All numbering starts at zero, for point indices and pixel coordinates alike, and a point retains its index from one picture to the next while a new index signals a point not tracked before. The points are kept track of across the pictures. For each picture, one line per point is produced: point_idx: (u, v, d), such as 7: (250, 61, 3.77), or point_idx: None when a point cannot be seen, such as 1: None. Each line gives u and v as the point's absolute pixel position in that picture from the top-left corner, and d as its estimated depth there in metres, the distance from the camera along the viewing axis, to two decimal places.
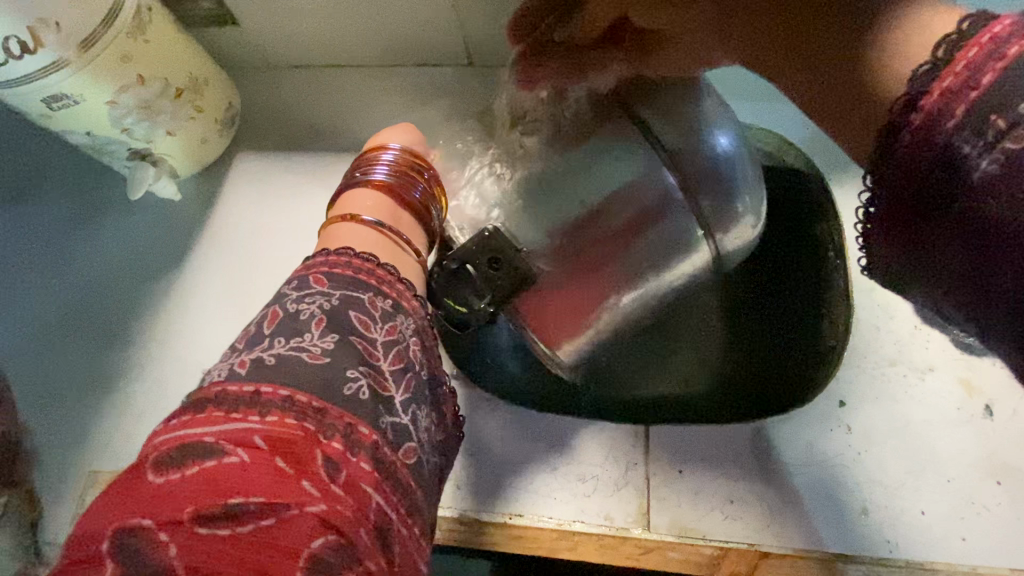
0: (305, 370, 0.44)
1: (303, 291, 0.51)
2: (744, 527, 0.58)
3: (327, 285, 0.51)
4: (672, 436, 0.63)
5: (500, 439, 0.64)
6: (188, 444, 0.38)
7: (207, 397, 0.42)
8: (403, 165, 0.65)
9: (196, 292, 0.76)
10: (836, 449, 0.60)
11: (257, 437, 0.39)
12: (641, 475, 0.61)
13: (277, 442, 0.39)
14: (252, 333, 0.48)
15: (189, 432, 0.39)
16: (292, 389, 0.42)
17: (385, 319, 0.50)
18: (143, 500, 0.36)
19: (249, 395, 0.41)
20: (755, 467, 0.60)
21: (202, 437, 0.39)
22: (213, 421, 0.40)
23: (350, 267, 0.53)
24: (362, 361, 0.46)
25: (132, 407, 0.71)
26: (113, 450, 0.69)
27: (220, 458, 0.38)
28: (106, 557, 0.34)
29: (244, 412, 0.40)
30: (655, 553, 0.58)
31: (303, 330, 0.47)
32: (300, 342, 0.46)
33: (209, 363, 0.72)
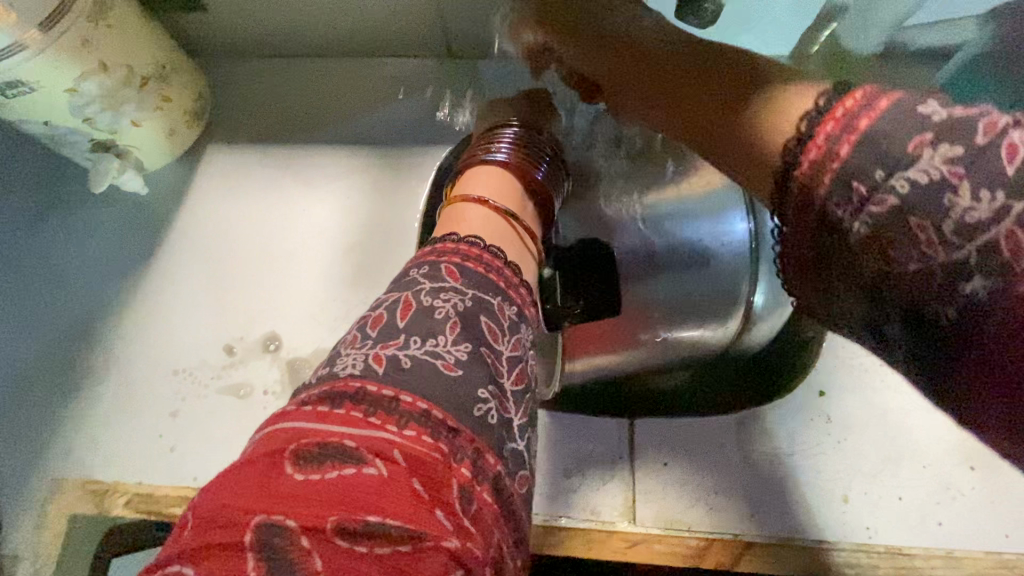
0: (441, 381, 0.40)
1: (436, 281, 0.47)
2: (728, 518, 0.58)
3: (461, 280, 0.47)
4: (657, 429, 0.62)
5: (572, 455, 0.62)
6: (328, 444, 0.34)
7: (349, 390, 0.38)
8: (529, 148, 0.64)
9: (165, 290, 0.73)
10: (817, 439, 0.60)
11: (397, 452, 0.35)
12: (626, 468, 0.61)
13: (416, 461, 0.35)
14: (384, 320, 0.43)
15: (333, 427, 0.35)
16: (430, 403, 0.38)
17: (512, 331, 0.47)
18: (279, 498, 0.32)
19: (390, 402, 0.37)
20: (738, 457, 0.60)
21: (344, 441, 0.35)
22: (357, 423, 0.36)
23: (478, 263, 0.50)
24: (490, 379, 0.42)
25: (98, 411, 0.68)
26: (78, 457, 0.66)
27: (362, 467, 0.34)
28: (242, 553, 0.30)
29: (383, 419, 0.36)
30: (640, 547, 0.58)
31: (438, 331, 0.43)
32: (435, 345, 0.42)
33: (180, 364, 0.69)
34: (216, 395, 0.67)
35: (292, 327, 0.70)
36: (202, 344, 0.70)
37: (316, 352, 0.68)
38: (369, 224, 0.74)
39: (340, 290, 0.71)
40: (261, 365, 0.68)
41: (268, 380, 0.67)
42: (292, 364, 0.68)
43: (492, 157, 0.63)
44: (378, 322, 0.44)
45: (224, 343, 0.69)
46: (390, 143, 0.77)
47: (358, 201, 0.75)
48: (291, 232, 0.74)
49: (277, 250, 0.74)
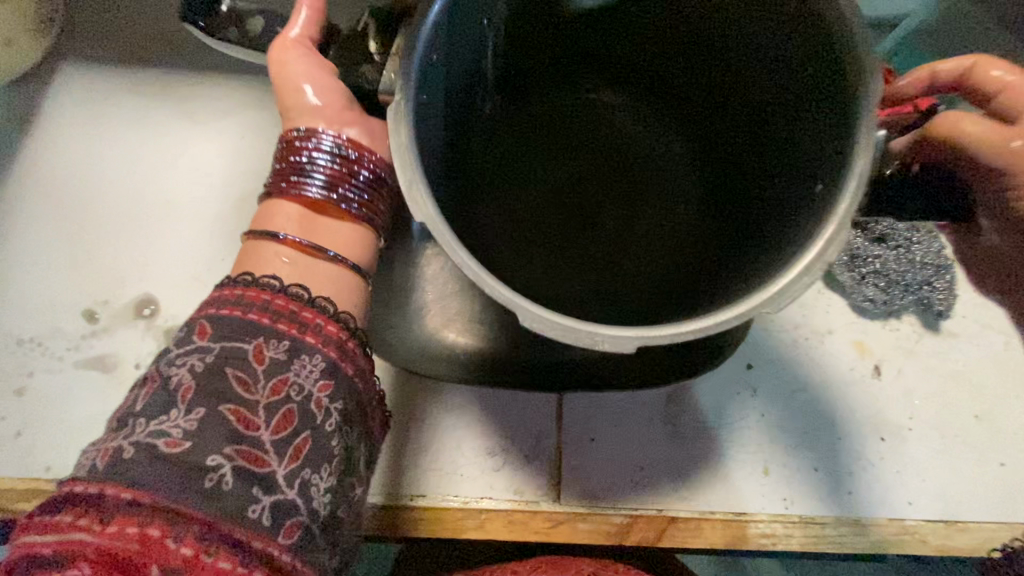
0: (163, 470, 0.33)
1: (186, 342, 0.38)
2: (653, 493, 0.56)
3: (211, 336, 0.37)
4: (584, 402, 0.59)
5: (492, 429, 0.58)
6: (46, 537, 0.31)
7: (75, 496, 0.32)
8: (351, 160, 0.44)
9: (5, 242, 0.59)
10: (742, 413, 0.60)
11: (93, 553, 0.30)
12: (552, 444, 0.58)
13: (124, 553, 0.31)
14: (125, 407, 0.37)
15: (47, 533, 0.31)
16: (142, 491, 0.32)
17: (271, 372, 0.37)
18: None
19: (106, 494, 0.32)
20: (666, 431, 0.59)
21: (46, 546, 0.31)
22: (69, 536, 0.31)
23: (254, 312, 0.39)
24: (227, 436, 0.35)
25: None
26: None
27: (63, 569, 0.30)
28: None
29: (88, 514, 0.31)
30: (565, 525, 0.55)
31: (172, 404, 0.35)
32: (163, 424, 0.34)
33: (28, 331, 0.57)
34: (77, 370, 0.56)
35: (172, 290, 0.59)
36: (58, 308, 0.58)
37: None
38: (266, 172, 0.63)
39: (230, 247, 0.61)
40: (133, 334, 0.57)
41: (142, 351, 0.57)
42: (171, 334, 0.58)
43: (296, 183, 0.43)
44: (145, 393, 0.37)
45: (82, 308, 0.58)
46: None
47: (253, 144, 0.64)
48: (171, 178, 0.62)
49: (153, 198, 0.62)
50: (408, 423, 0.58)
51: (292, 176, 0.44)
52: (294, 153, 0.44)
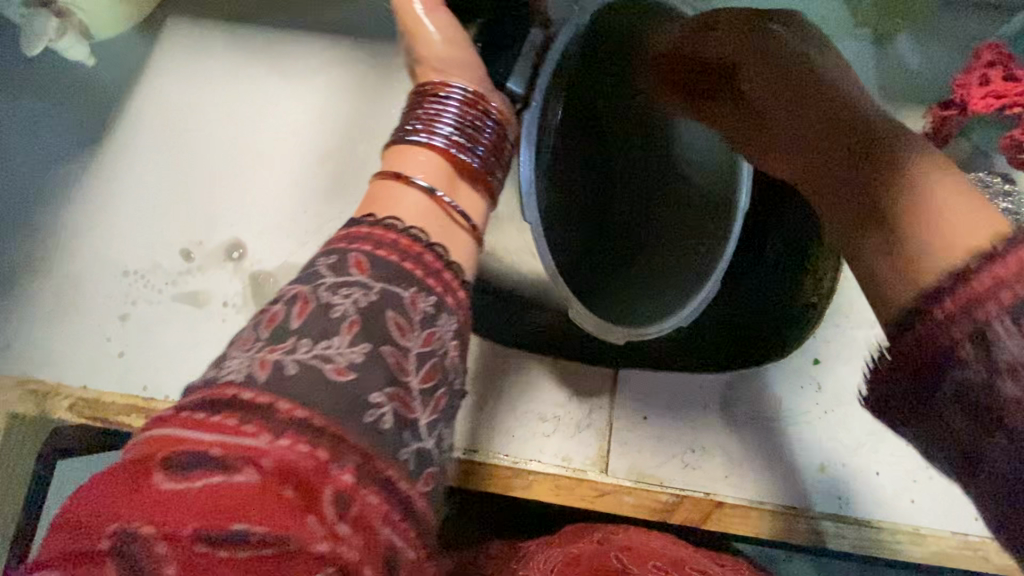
0: (330, 392, 0.33)
1: (340, 273, 0.37)
2: (702, 476, 0.56)
3: (368, 272, 0.37)
4: (639, 380, 0.59)
5: (546, 396, 0.59)
6: (197, 439, 0.29)
7: (222, 395, 0.31)
8: (481, 115, 0.47)
9: (117, 181, 0.65)
10: (804, 408, 0.58)
11: (265, 460, 0.29)
12: (604, 417, 0.59)
13: (295, 467, 0.29)
14: (279, 319, 0.36)
15: (199, 431, 0.29)
16: (312, 410, 0.31)
17: (424, 323, 0.37)
18: (128, 494, 0.27)
19: (267, 404, 0.31)
20: (720, 417, 0.58)
21: (207, 445, 0.29)
22: (231, 431, 0.30)
23: (396, 253, 0.39)
24: (387, 379, 0.35)
25: (41, 307, 0.62)
26: (21, 353, 0.61)
27: (228, 471, 0.28)
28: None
29: (257, 424, 0.30)
30: (611, 496, 0.56)
31: (332, 331, 0.35)
32: (328, 345, 0.34)
33: (133, 262, 0.63)
34: (172, 303, 0.62)
35: (259, 236, 0.63)
36: (158, 245, 0.63)
37: (284, 267, 0.63)
38: (350, 132, 0.66)
39: (314, 201, 0.64)
40: (223, 275, 0.62)
41: (230, 291, 0.62)
42: (256, 277, 0.62)
43: (428, 137, 0.45)
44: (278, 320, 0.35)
45: (180, 246, 0.63)
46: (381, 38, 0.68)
47: (338, 101, 0.67)
48: (263, 131, 0.66)
49: (245, 149, 0.66)
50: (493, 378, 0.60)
51: (424, 131, 0.46)
52: (429, 109, 0.47)
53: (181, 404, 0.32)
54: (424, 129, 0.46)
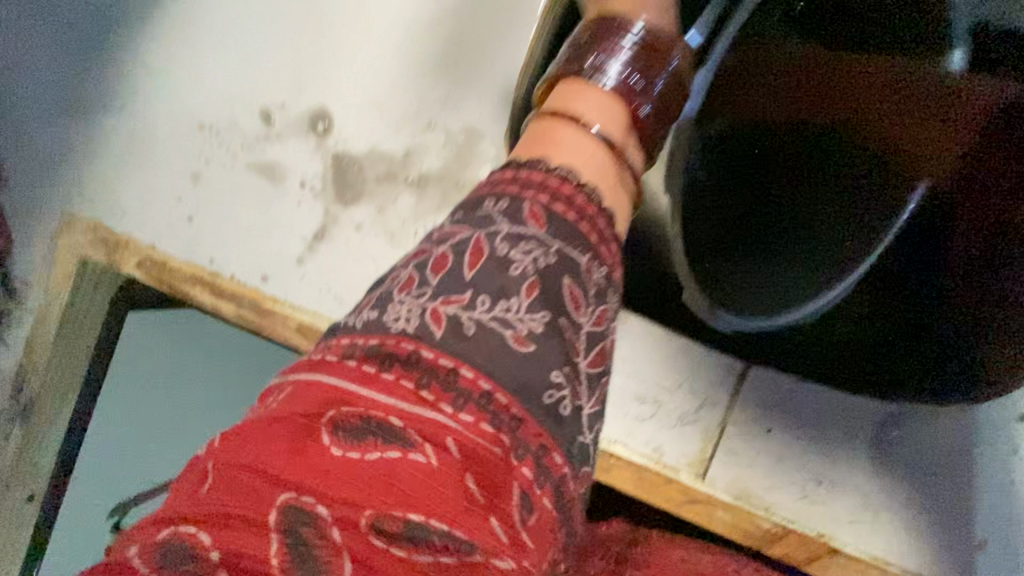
0: (507, 363, 0.25)
1: (514, 220, 0.28)
2: (821, 514, 0.46)
3: (541, 227, 0.28)
4: (775, 385, 0.47)
5: (651, 375, 0.48)
6: (361, 399, 0.23)
7: (392, 349, 0.24)
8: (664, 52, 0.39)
9: (197, 11, 0.55)
10: (985, 470, 0.45)
11: (450, 436, 0.23)
12: (715, 417, 0.48)
13: (486, 452, 0.23)
14: (441, 263, 0.27)
15: (367, 391, 0.23)
16: (494, 379, 0.24)
17: (597, 300, 0.29)
18: (286, 458, 0.22)
19: (444, 371, 0.24)
20: (868, 455, 0.46)
21: (383, 412, 0.23)
22: (404, 394, 0.23)
23: (557, 199, 0.30)
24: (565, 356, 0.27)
25: (115, 150, 0.56)
26: (91, 195, 0.56)
27: (405, 449, 0.22)
28: (128, 553, 0.21)
29: (439, 388, 0.24)
30: (702, 506, 0.47)
31: (511, 290, 0.27)
32: (504, 310, 0.26)
33: (209, 115, 0.54)
34: (246, 172, 0.54)
35: (348, 109, 0.53)
36: (234, 99, 0.54)
37: (372, 153, 0.52)
38: None
39: (418, 78, 0.52)
40: (304, 148, 0.53)
41: (309, 171, 0.53)
42: (339, 160, 0.53)
43: (598, 76, 0.37)
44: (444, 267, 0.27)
45: (260, 106, 0.54)
46: None
47: None
48: None
49: None
50: None
51: (591, 70, 0.37)
52: (601, 40, 0.39)
53: (319, 348, 0.25)
54: (596, 59, 0.38)
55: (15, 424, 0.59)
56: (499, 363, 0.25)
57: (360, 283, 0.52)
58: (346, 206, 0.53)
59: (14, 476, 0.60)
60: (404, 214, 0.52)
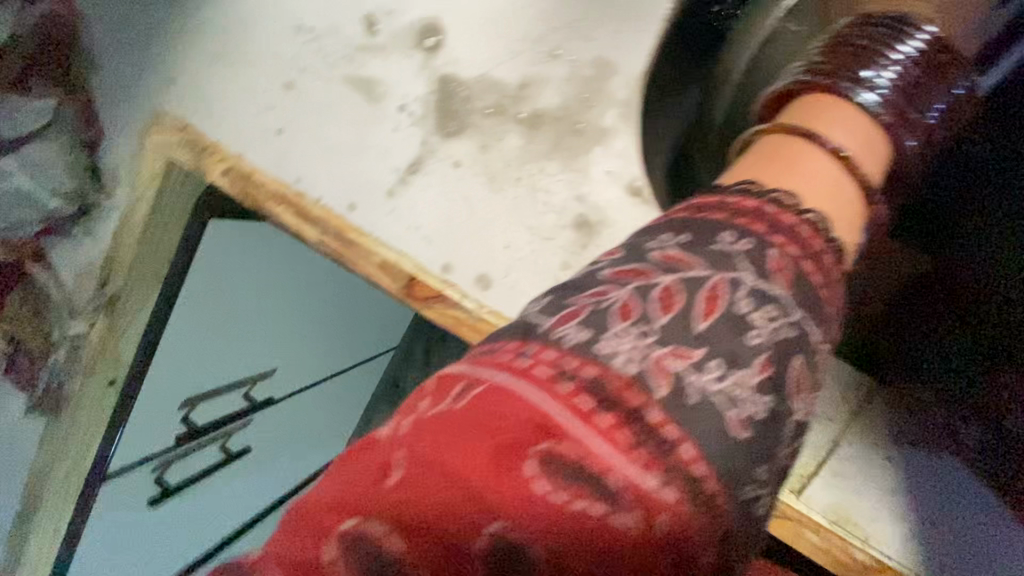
0: (729, 447, 0.21)
1: (758, 280, 0.25)
2: (926, 555, 0.42)
3: (788, 292, 0.25)
4: (895, 405, 0.43)
5: None
6: (573, 438, 0.19)
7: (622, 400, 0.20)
8: (934, 75, 0.35)
9: None
10: None
11: (663, 507, 0.20)
12: (826, 431, 0.43)
13: (691, 525, 0.20)
14: (672, 305, 0.23)
15: (582, 430, 0.20)
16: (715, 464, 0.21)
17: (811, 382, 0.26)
18: (489, 479, 0.18)
19: (664, 437, 0.20)
20: (991, 500, 0.41)
21: (599, 464, 0.19)
22: (621, 444, 0.20)
23: (801, 253, 0.26)
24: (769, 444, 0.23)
25: (209, 46, 0.52)
26: (182, 93, 0.53)
27: (611, 507, 0.19)
28: (315, 540, 0.18)
29: (656, 452, 0.20)
30: (794, 525, 0.43)
31: (740, 355, 0.23)
32: (732, 384, 0.22)
33: (309, 16, 0.49)
34: (343, 85, 0.49)
35: (461, 24, 0.46)
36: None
37: (483, 80, 0.46)
38: None
39: None
40: (407, 66, 0.47)
41: (410, 92, 0.48)
42: (445, 84, 0.47)
43: (857, 96, 0.32)
44: (672, 307, 0.23)
45: (365, 11, 0.48)
46: None
47: None
48: None
49: None
50: None
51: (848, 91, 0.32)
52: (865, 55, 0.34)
53: (513, 356, 0.21)
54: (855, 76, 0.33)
55: (98, 314, 0.60)
56: (710, 432, 0.21)
57: (453, 225, 0.48)
58: (447, 138, 0.47)
59: (97, 364, 0.62)
60: (510, 156, 0.46)
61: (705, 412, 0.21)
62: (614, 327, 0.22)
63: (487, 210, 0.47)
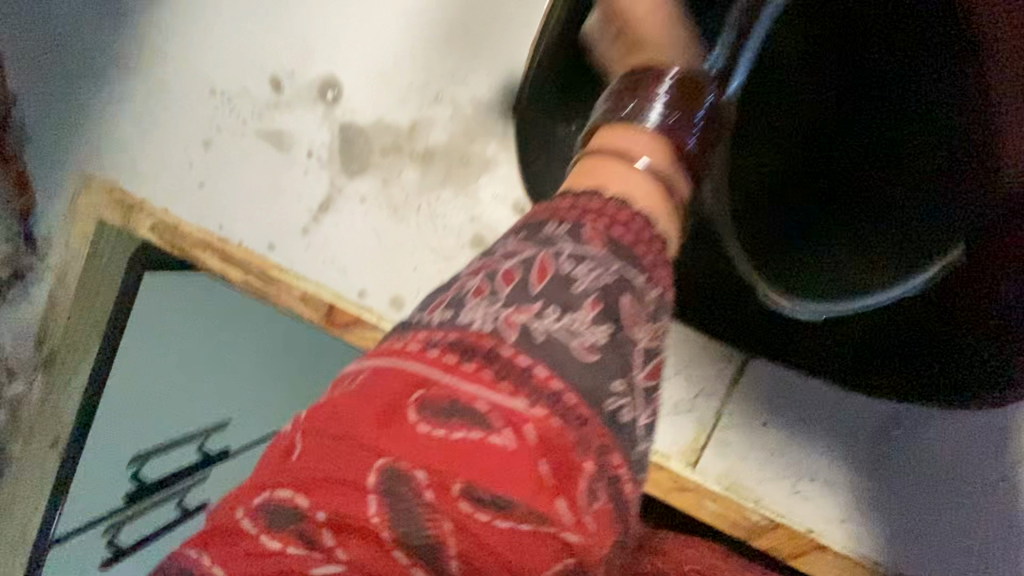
0: (566, 372, 0.23)
1: (574, 242, 0.26)
2: (810, 510, 0.46)
3: (600, 250, 0.26)
4: (775, 378, 0.46)
5: None
6: (442, 379, 0.22)
7: (477, 344, 0.23)
8: (693, 106, 0.33)
9: None
10: (991, 479, 0.43)
11: (527, 425, 0.21)
12: (711, 406, 0.47)
13: (558, 442, 0.22)
14: (504, 275, 0.25)
15: (447, 373, 0.22)
16: (564, 382, 0.23)
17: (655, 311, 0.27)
18: (372, 430, 0.21)
19: (519, 365, 0.22)
20: (864, 452, 0.45)
21: (465, 391, 0.22)
22: (489, 376, 0.22)
23: (612, 222, 0.27)
24: (620, 369, 0.24)
25: (132, 115, 0.57)
26: (109, 159, 0.58)
27: (485, 430, 0.21)
28: (232, 513, 0.21)
29: (516, 376, 0.22)
30: (690, 495, 0.47)
31: (572, 304, 0.25)
32: (570, 322, 0.24)
33: (222, 82, 0.55)
34: (256, 139, 0.54)
35: (357, 78, 0.52)
36: (245, 64, 0.54)
37: (379, 124, 0.52)
38: None
39: (427, 47, 0.51)
40: (311, 117, 0.53)
41: (317, 141, 0.53)
42: (346, 130, 0.53)
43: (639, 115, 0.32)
44: (520, 277, 0.25)
45: (270, 74, 0.54)
46: None
47: None
48: None
49: None
50: None
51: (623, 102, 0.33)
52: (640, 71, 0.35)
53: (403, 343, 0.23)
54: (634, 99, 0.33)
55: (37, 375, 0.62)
56: (557, 361, 0.23)
57: (364, 255, 0.52)
58: (351, 178, 0.53)
59: (39, 424, 0.64)
60: (409, 187, 0.52)
61: (545, 350, 0.23)
62: (473, 298, 0.24)
63: (393, 237, 0.52)
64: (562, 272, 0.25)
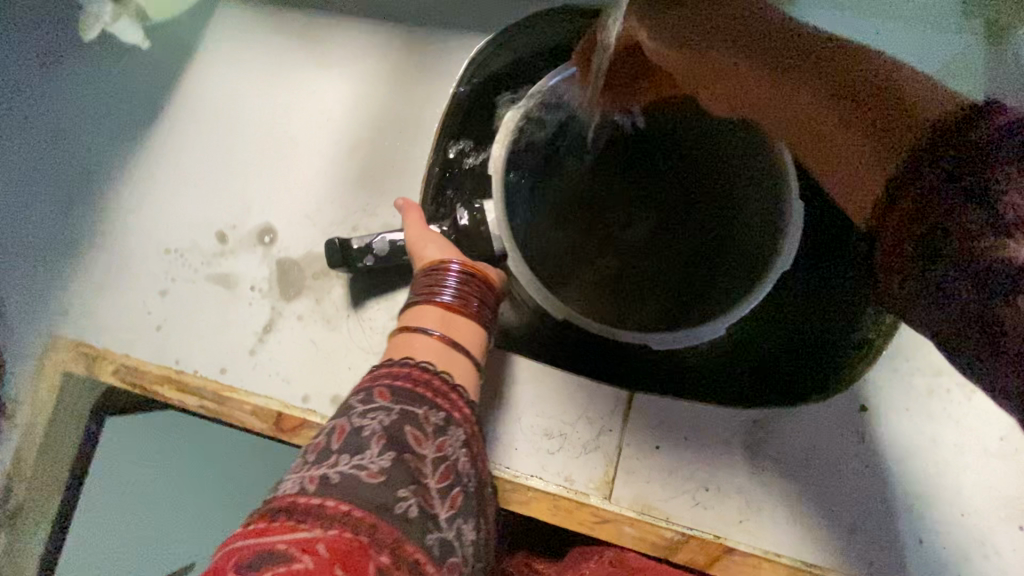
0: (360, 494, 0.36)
1: (368, 403, 0.42)
2: (712, 517, 0.53)
3: (389, 401, 0.42)
4: (655, 406, 0.55)
5: (550, 411, 0.57)
6: (256, 542, 0.33)
7: (288, 504, 0.36)
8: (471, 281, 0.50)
9: (164, 162, 0.68)
10: (840, 458, 0.52)
11: (320, 544, 0.33)
12: (613, 441, 0.55)
13: (343, 549, 0.33)
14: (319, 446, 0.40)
15: (265, 537, 0.34)
16: (354, 504, 0.36)
17: (438, 432, 0.42)
18: None
19: (314, 505, 0.35)
20: (742, 456, 0.53)
21: (273, 544, 0.33)
22: (289, 528, 0.34)
23: (416, 383, 0.43)
24: (411, 476, 0.39)
25: (95, 279, 0.66)
26: (74, 319, 0.66)
27: (286, 560, 0.32)
28: None
29: (311, 520, 0.34)
30: (611, 525, 0.53)
31: (365, 447, 0.39)
32: (360, 460, 0.38)
33: (176, 242, 0.66)
34: (207, 282, 0.65)
35: (288, 223, 0.65)
36: (195, 225, 0.66)
37: (309, 255, 0.64)
38: (381, 124, 0.66)
39: (342, 192, 0.65)
40: (252, 258, 0.64)
41: (258, 276, 0.64)
42: (282, 264, 0.64)
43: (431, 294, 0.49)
44: (341, 435, 0.40)
45: (217, 230, 0.65)
46: (418, 23, 0.67)
47: (374, 89, 0.66)
48: (298, 118, 0.67)
49: (283, 135, 0.67)
50: (505, 387, 0.57)
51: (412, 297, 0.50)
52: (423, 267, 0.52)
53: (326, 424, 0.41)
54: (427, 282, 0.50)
55: None
56: (353, 491, 0.36)
57: (305, 364, 0.61)
58: (289, 302, 0.63)
59: None
60: (338, 302, 0.62)
61: (347, 482, 0.37)
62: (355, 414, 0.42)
63: (329, 345, 0.61)
64: (354, 427, 0.40)
